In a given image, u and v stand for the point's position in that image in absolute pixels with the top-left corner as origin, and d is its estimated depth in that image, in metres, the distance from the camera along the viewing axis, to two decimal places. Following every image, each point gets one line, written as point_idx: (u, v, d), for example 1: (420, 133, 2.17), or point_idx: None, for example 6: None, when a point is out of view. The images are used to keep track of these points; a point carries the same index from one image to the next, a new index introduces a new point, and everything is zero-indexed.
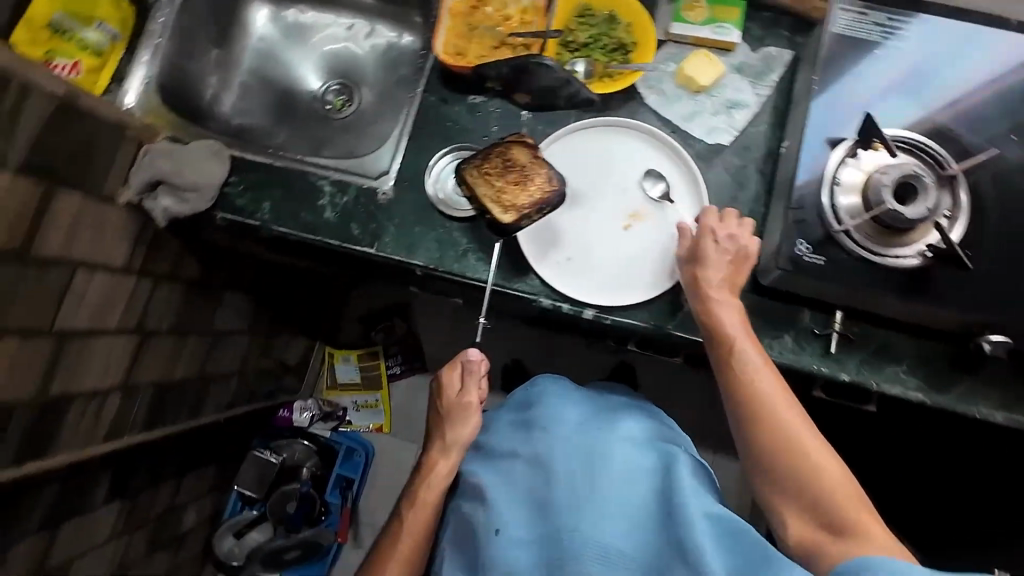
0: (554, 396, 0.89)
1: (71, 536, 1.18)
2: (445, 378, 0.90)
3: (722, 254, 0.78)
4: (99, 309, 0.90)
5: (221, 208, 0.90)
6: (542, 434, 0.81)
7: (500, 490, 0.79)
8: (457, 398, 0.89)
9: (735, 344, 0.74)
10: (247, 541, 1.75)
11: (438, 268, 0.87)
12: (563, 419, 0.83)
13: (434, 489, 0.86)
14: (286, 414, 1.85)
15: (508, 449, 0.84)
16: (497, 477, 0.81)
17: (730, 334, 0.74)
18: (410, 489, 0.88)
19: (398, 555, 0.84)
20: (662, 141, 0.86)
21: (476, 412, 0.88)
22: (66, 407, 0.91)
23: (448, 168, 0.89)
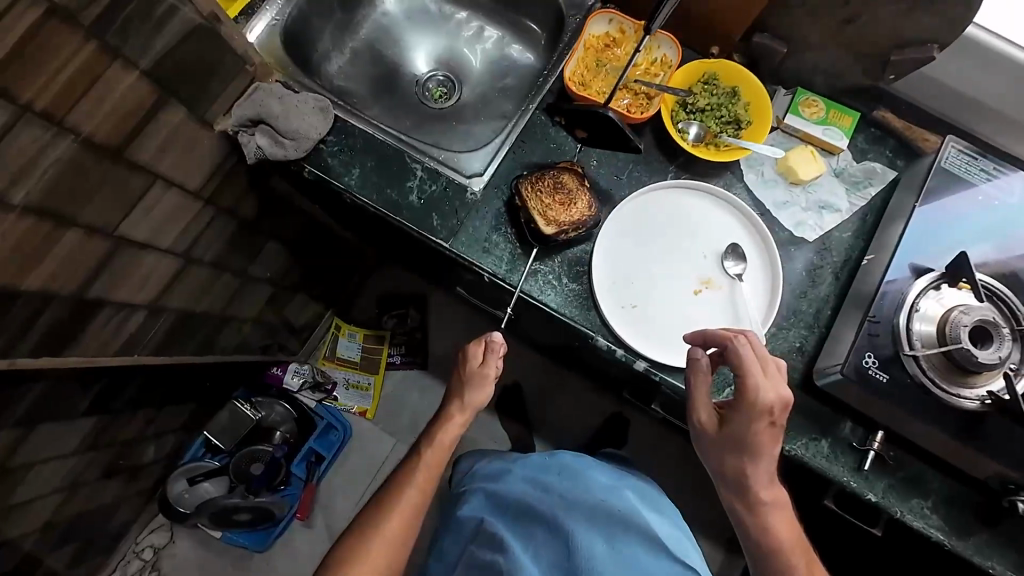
0: (581, 470, 0.89)
1: (41, 440, 1.13)
2: (470, 351, 0.96)
3: (767, 437, 0.74)
4: (161, 225, 0.89)
5: (311, 162, 0.90)
6: (570, 503, 0.81)
7: (523, 547, 0.78)
8: (478, 368, 0.95)
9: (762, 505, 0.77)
10: (198, 491, 1.68)
11: (504, 279, 0.87)
12: (592, 492, 0.83)
13: (448, 435, 0.94)
14: (278, 373, 1.83)
15: (530, 504, 0.83)
16: (517, 535, 0.80)
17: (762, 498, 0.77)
18: (428, 433, 0.96)
19: (410, 500, 0.88)
20: (750, 218, 0.88)
21: (492, 384, 0.95)
22: (98, 312, 0.87)
23: None
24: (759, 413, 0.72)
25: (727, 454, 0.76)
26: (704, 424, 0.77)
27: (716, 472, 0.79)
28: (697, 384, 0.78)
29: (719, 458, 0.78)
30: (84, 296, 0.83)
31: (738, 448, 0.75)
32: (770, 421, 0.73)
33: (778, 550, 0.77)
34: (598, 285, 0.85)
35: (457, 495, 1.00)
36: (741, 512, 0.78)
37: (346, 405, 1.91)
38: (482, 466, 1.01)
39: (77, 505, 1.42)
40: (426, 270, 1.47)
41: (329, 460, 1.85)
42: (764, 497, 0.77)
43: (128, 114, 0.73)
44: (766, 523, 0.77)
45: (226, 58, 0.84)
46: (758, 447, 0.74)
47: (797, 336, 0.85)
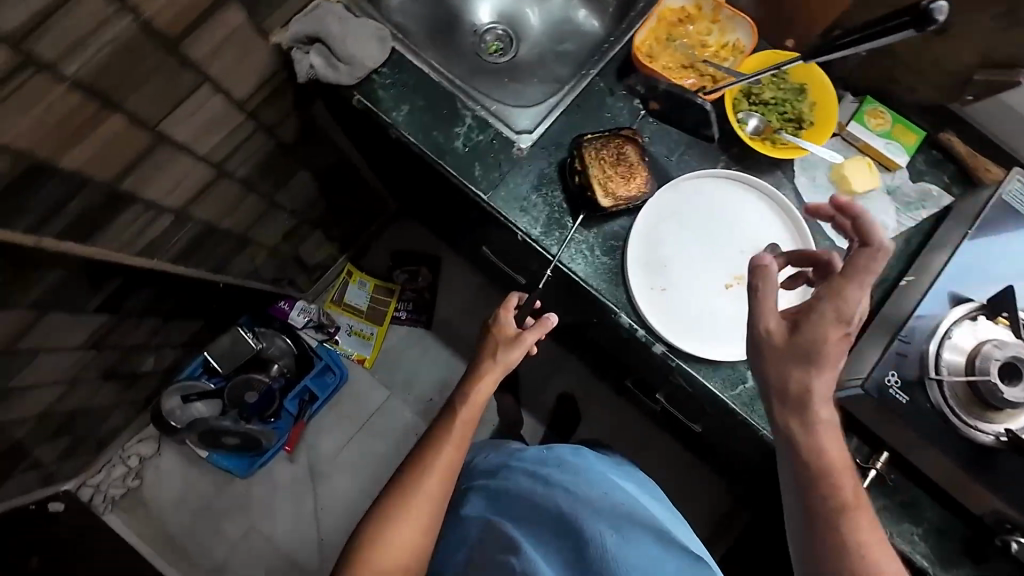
0: (582, 464, 0.87)
1: (49, 329, 1.13)
2: (499, 317, 0.96)
3: (839, 351, 0.65)
4: (202, 130, 0.88)
5: (362, 91, 0.88)
6: (575, 496, 0.79)
7: (530, 544, 0.76)
8: (512, 334, 0.95)
9: (821, 428, 0.66)
10: (191, 409, 1.73)
11: (537, 241, 0.86)
12: (595, 486, 0.81)
13: (480, 397, 0.90)
14: (284, 308, 1.80)
15: (534, 497, 0.82)
16: (524, 534, 0.78)
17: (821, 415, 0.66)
18: (463, 388, 0.91)
19: (445, 463, 0.84)
20: (795, 223, 0.86)
21: (525, 349, 0.93)
22: (126, 206, 0.86)
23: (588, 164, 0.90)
24: (832, 318, 0.64)
25: (791, 358, 0.66)
26: (772, 330, 0.67)
27: (769, 386, 0.68)
28: (763, 287, 0.69)
29: (783, 371, 0.66)
30: (117, 187, 0.82)
31: (805, 356, 0.65)
32: (845, 329, 0.65)
33: (824, 473, 0.65)
34: (631, 264, 0.84)
35: (458, 493, 0.98)
36: (794, 432, 0.67)
37: (346, 350, 1.92)
38: (481, 461, 1.00)
39: (74, 401, 1.43)
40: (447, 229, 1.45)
41: (322, 400, 1.88)
42: (820, 414, 0.66)
43: (190, 5, 0.71)
44: (819, 443, 0.66)
45: None
46: (824, 357, 0.65)
47: None
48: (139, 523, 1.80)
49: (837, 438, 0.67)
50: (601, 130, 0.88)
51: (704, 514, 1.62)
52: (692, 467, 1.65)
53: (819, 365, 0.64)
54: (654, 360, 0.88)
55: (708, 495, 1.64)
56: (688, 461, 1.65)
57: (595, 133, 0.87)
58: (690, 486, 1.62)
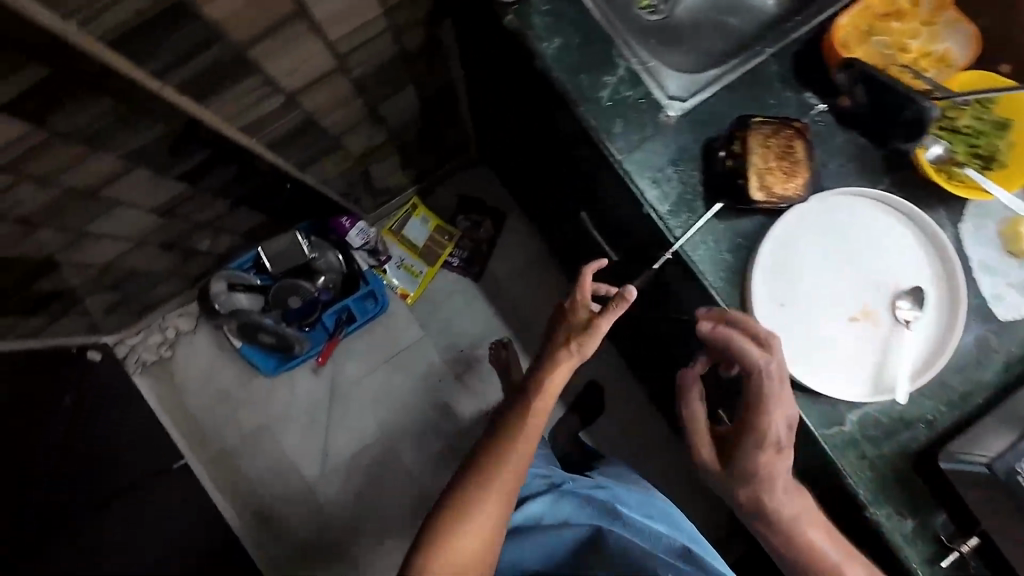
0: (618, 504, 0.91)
1: (134, 184, 1.12)
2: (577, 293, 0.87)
3: (782, 467, 0.74)
4: (341, 15, 0.82)
5: (516, 12, 0.81)
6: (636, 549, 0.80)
7: None
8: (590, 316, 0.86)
9: (790, 527, 0.75)
10: (232, 299, 1.73)
11: (661, 219, 0.78)
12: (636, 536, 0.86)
13: (554, 385, 0.83)
14: (344, 224, 1.76)
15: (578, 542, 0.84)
16: None
17: (778, 515, 0.75)
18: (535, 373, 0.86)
19: (519, 453, 0.79)
20: (945, 270, 0.77)
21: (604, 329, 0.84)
22: (247, 76, 0.82)
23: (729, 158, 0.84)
24: (762, 443, 0.72)
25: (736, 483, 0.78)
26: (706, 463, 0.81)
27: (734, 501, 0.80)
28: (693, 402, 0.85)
29: (732, 492, 0.79)
30: (245, 52, 0.78)
31: (751, 481, 0.76)
32: (775, 446, 0.72)
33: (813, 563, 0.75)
34: (758, 268, 0.76)
35: None
36: (771, 537, 0.78)
37: (391, 282, 1.91)
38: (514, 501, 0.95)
39: (134, 262, 1.45)
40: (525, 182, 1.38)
41: (358, 324, 1.86)
42: (782, 512, 0.76)
43: None
44: (797, 539, 0.76)
45: None
46: (766, 478, 0.75)
47: (930, 407, 0.77)
48: (165, 392, 1.87)
49: (819, 530, 0.76)
50: (767, 116, 0.80)
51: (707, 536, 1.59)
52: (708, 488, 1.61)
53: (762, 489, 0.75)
54: None
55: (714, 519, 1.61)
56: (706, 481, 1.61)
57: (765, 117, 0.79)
58: (701, 508, 1.59)
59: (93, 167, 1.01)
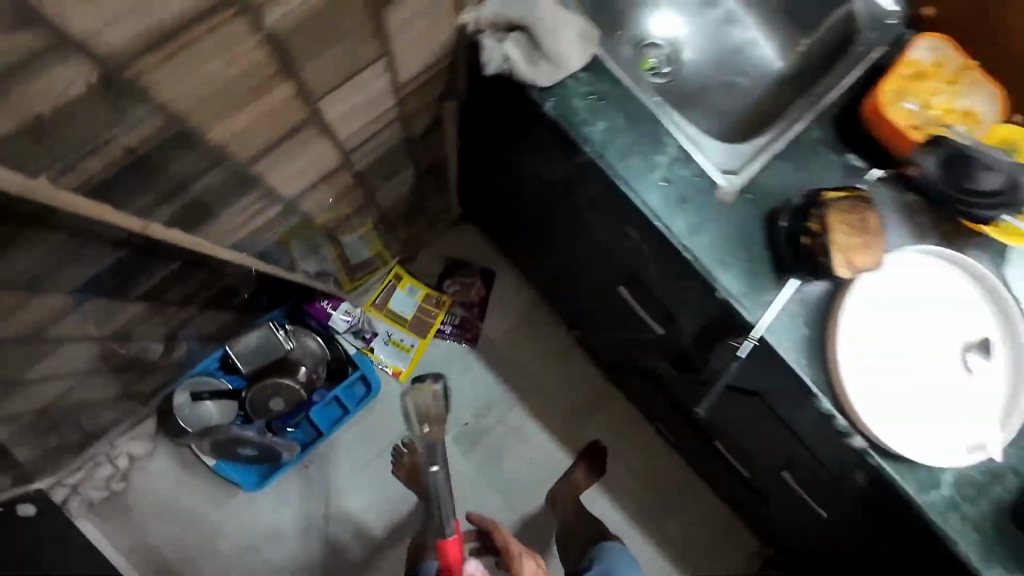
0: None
1: (87, 315, 0.92)
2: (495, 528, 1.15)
3: None
4: (352, 113, 0.71)
5: (556, 97, 0.73)
6: None
7: None
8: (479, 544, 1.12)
9: None
10: (200, 409, 1.52)
11: (736, 302, 0.74)
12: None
13: None
14: (326, 308, 1.62)
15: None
16: None
17: None
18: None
19: None
20: (1004, 315, 0.79)
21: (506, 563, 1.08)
22: (248, 192, 0.69)
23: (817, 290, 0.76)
24: None
25: None
26: None
27: None
28: None
29: None
30: (248, 169, 0.65)
31: None
32: None
33: None
34: (840, 339, 0.73)
35: None
36: None
37: (380, 361, 1.73)
38: None
39: (79, 395, 1.18)
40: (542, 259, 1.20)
41: (348, 416, 1.65)
42: None
43: None
44: None
45: None
46: None
47: (1016, 457, 0.77)
48: (120, 533, 1.54)
49: None
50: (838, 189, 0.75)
51: None
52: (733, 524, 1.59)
53: None
54: (846, 462, 0.78)
55: None
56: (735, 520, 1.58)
57: (829, 192, 0.74)
58: None
59: (32, 306, 0.79)
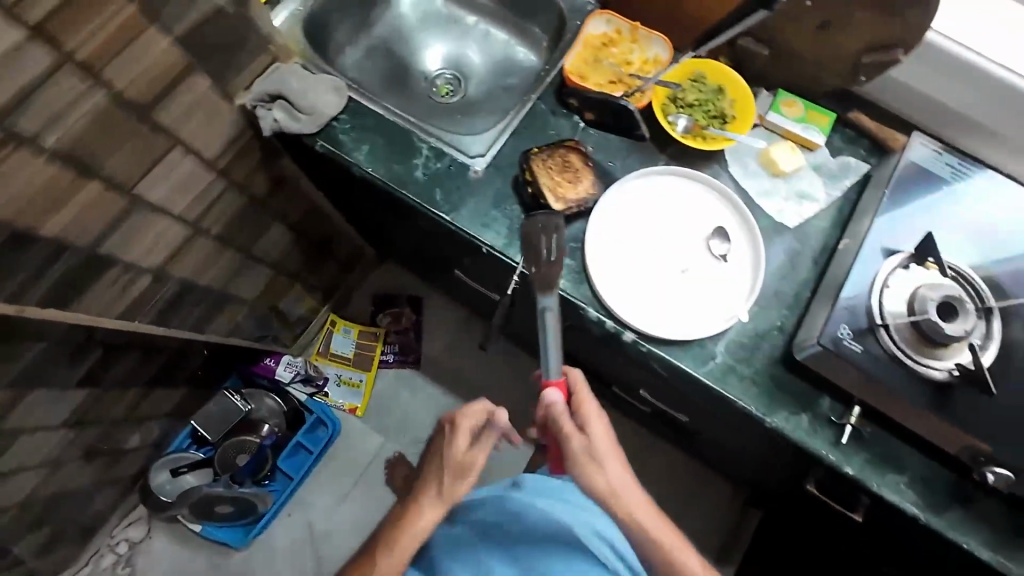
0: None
1: (32, 405, 1.11)
2: None
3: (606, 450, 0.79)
4: (174, 191, 0.93)
5: (323, 137, 0.96)
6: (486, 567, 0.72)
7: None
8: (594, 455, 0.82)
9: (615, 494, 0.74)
10: (180, 483, 1.66)
11: (501, 253, 0.91)
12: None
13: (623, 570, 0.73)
14: (270, 364, 1.78)
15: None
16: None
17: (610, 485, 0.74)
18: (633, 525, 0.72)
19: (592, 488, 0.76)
20: (734, 204, 0.94)
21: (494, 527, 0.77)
22: (106, 269, 0.90)
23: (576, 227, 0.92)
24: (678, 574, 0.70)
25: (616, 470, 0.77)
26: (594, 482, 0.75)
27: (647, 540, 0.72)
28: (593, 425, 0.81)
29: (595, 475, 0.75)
30: (96, 250, 0.86)
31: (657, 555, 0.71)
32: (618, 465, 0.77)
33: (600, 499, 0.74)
34: (591, 260, 0.90)
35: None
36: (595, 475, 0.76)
37: (336, 402, 1.88)
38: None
39: (57, 485, 1.37)
40: (422, 263, 1.44)
41: (315, 457, 1.80)
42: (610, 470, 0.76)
43: (159, 75, 0.78)
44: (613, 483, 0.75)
45: (254, 36, 0.91)
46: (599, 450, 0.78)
47: (777, 318, 0.90)
48: None
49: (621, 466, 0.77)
50: (546, 145, 0.96)
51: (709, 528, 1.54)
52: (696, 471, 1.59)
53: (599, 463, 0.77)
54: (639, 358, 0.92)
55: (718, 503, 1.57)
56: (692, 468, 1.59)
57: (542, 148, 0.95)
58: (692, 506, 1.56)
59: None
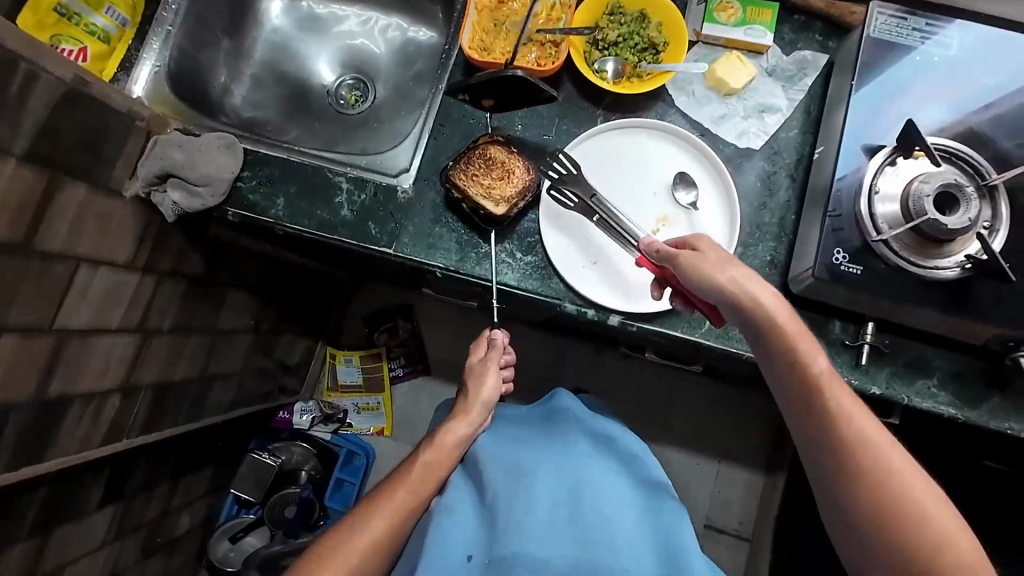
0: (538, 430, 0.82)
1: (63, 545, 1.02)
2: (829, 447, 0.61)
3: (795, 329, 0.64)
4: (101, 309, 0.86)
5: (232, 203, 0.87)
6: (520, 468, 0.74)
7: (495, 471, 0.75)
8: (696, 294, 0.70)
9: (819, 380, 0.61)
10: (243, 547, 1.52)
11: (458, 271, 0.83)
12: (543, 506, 0.70)
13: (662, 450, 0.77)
14: (285, 416, 1.64)
15: (478, 473, 0.77)
16: (500, 479, 0.74)
17: (740, 288, 0.64)
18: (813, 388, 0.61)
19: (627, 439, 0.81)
20: (691, 143, 0.84)
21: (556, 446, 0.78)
22: (65, 409, 0.86)
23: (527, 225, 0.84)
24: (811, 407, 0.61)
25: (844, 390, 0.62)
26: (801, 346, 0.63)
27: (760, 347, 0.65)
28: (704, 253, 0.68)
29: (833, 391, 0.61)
30: (44, 395, 0.82)
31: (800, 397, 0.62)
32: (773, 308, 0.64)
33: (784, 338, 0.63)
34: (553, 251, 0.83)
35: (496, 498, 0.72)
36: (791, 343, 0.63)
37: (361, 429, 1.71)
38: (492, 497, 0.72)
39: None
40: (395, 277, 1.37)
41: (360, 487, 1.62)
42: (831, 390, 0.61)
43: (21, 204, 0.70)
44: (771, 317, 0.63)
45: (111, 119, 0.81)
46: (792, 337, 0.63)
47: (767, 252, 0.82)
48: None
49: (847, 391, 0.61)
50: (464, 147, 0.87)
51: (750, 443, 1.53)
52: (728, 394, 1.55)
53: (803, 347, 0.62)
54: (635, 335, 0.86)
55: (755, 417, 1.54)
56: (723, 393, 1.55)
57: (457, 158, 0.85)
58: (734, 426, 1.54)
59: None
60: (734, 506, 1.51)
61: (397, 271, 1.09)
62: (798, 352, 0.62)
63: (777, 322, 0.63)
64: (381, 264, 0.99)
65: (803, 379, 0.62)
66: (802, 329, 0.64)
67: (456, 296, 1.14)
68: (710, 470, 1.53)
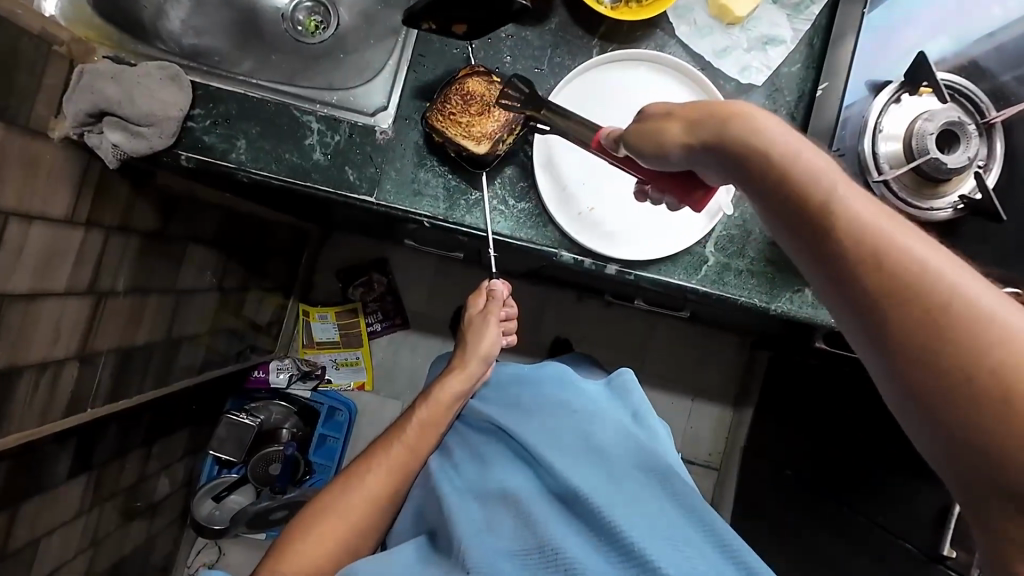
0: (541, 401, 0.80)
1: (34, 518, 0.97)
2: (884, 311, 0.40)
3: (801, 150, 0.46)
4: (42, 269, 0.77)
5: (183, 146, 0.76)
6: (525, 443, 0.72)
7: (504, 451, 0.74)
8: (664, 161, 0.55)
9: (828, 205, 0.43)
10: (228, 505, 1.50)
11: (446, 220, 0.78)
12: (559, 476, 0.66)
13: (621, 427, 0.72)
14: (261, 375, 1.57)
15: (484, 444, 0.77)
16: (511, 464, 0.72)
17: (703, 114, 0.50)
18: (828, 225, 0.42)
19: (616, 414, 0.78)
20: (692, 77, 0.78)
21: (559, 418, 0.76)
22: (15, 381, 0.78)
23: (513, 172, 0.79)
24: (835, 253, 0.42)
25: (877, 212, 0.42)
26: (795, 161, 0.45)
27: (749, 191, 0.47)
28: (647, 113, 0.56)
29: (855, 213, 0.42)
30: None
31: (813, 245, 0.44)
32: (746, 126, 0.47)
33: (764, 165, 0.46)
34: (547, 197, 0.78)
35: (504, 475, 0.70)
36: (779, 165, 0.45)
37: (342, 386, 1.67)
38: (499, 476, 0.70)
39: None
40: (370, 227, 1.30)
41: (343, 443, 1.60)
42: (853, 214, 0.42)
43: None
44: (751, 139, 0.47)
45: (22, 42, 0.68)
46: (763, 155, 0.46)
47: None
48: None
49: (882, 213, 0.42)
50: (444, 83, 0.78)
51: (723, 381, 1.59)
52: (702, 336, 1.59)
53: (790, 166, 0.45)
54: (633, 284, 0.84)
55: (728, 357, 1.60)
56: (698, 335, 1.59)
57: (434, 97, 0.77)
58: (707, 366, 1.60)
59: None
60: (705, 440, 1.60)
61: (377, 222, 1.03)
62: (786, 172, 0.45)
63: (758, 141, 0.46)
64: (360, 215, 0.92)
65: (807, 207, 0.44)
66: (792, 144, 0.46)
67: (444, 248, 1.09)
68: (683, 407, 1.59)
